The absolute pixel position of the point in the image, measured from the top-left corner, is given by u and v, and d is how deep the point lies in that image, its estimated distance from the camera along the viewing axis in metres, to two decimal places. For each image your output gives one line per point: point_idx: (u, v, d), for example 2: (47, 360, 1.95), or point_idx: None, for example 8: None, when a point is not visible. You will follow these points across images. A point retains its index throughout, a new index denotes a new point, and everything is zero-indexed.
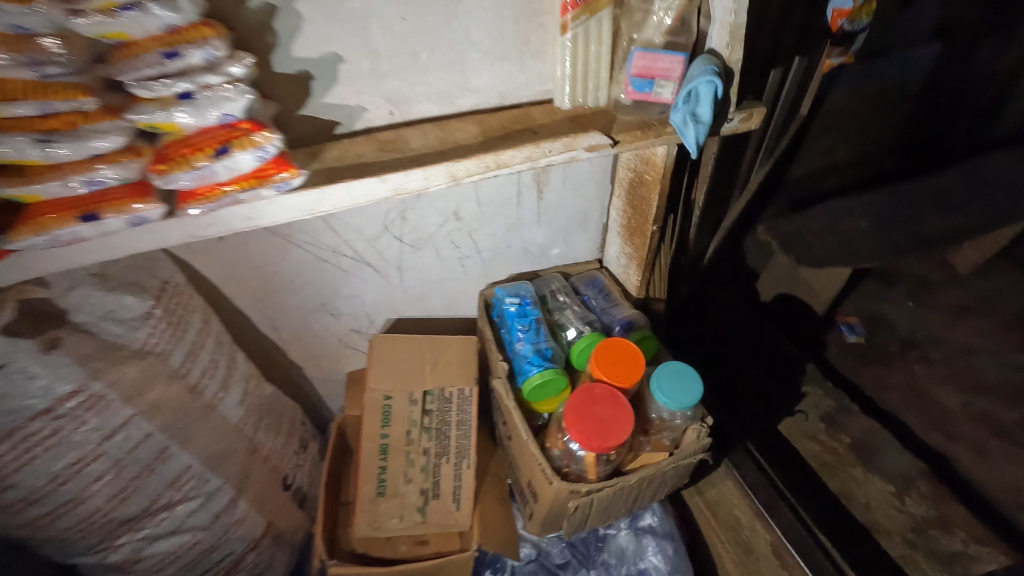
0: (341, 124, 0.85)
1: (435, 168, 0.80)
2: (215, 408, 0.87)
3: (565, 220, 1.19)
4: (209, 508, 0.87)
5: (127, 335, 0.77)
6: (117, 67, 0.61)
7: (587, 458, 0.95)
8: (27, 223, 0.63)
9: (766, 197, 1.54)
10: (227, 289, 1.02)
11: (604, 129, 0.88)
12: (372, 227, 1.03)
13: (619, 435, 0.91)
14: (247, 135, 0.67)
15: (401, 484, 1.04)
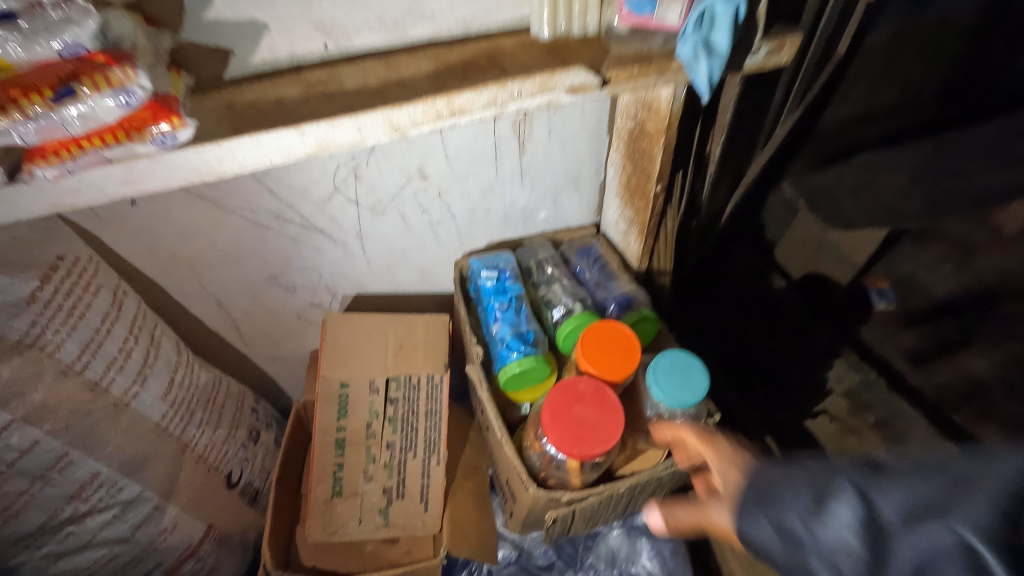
0: (246, 57, 0.66)
1: (369, 117, 0.62)
2: (126, 407, 0.74)
3: (554, 179, 1.01)
4: (127, 518, 0.75)
5: (3, 325, 0.64)
6: None
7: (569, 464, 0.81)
8: None
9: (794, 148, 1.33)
10: (155, 262, 0.88)
11: (591, 63, 0.69)
12: (320, 189, 0.87)
13: (604, 441, 0.77)
14: (100, 72, 0.49)
15: (361, 482, 0.92)
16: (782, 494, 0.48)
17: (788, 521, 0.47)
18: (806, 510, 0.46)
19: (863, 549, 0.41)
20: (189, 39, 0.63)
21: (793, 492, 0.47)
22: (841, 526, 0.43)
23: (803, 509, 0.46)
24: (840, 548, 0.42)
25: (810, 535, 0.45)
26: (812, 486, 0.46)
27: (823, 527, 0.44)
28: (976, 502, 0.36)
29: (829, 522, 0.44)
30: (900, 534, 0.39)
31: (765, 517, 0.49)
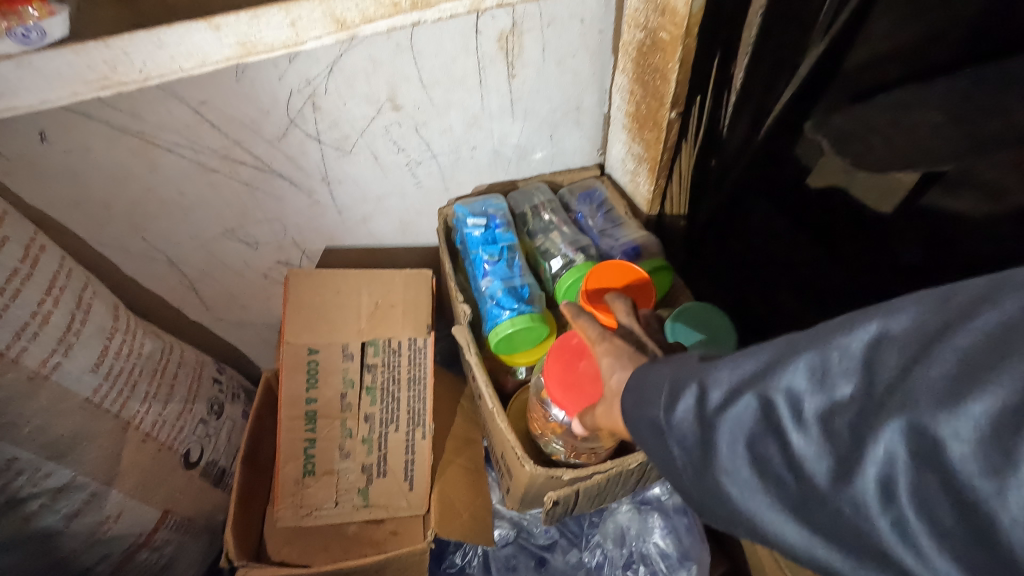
0: None
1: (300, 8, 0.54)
2: (45, 379, 0.63)
3: (550, 108, 0.86)
4: (59, 508, 0.65)
5: None
6: None
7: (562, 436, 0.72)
8: None
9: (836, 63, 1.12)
10: (83, 212, 0.76)
11: None
12: (271, 122, 0.73)
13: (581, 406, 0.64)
14: None
15: (337, 459, 0.82)
16: (633, 402, 0.45)
17: (638, 429, 0.43)
18: (646, 413, 0.42)
19: (687, 437, 0.39)
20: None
21: (641, 393, 0.44)
22: (669, 421, 0.40)
23: (644, 414, 0.43)
24: (671, 442, 0.40)
25: (653, 435, 0.42)
26: (650, 388, 0.43)
27: (659, 428, 0.41)
28: (768, 368, 0.35)
29: (660, 420, 0.41)
30: (709, 412, 0.37)
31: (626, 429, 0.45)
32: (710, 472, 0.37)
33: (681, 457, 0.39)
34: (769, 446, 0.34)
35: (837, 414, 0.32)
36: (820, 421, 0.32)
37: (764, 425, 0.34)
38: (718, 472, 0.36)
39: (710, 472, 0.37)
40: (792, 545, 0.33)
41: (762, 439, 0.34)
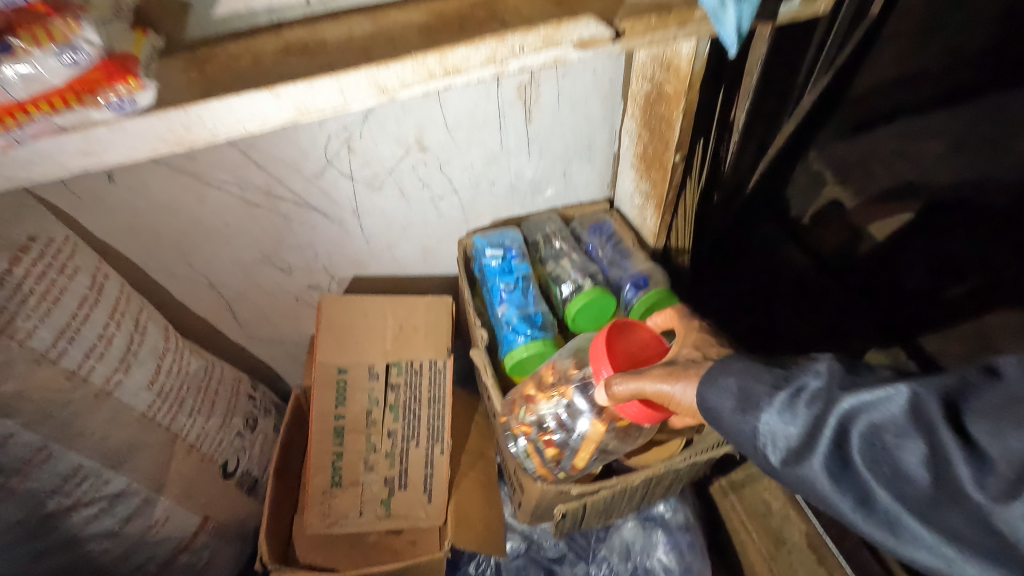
0: (215, 10, 0.60)
1: (351, 79, 0.56)
2: (107, 395, 0.70)
3: (563, 146, 0.93)
4: (115, 512, 0.72)
5: None
6: None
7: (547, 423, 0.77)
8: None
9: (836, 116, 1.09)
10: (135, 241, 0.83)
11: (600, 13, 0.61)
12: (311, 161, 0.81)
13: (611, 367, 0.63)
14: (45, 21, 0.44)
15: (362, 471, 0.88)
16: (720, 384, 0.50)
17: (719, 409, 0.49)
18: (736, 399, 0.48)
19: (787, 421, 0.45)
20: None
21: (725, 376, 0.50)
22: (771, 408, 0.46)
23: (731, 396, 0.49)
24: (765, 426, 0.46)
25: (735, 416, 0.48)
26: (737, 377, 0.49)
27: (746, 409, 0.47)
28: (934, 384, 0.39)
29: (752, 402, 0.47)
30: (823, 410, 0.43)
31: (707, 411, 0.50)
32: (829, 457, 0.42)
33: (764, 437, 0.46)
34: (887, 448, 0.39)
35: (1002, 429, 0.35)
36: (981, 432, 0.36)
37: (886, 430, 0.40)
38: (841, 458, 0.41)
39: (834, 459, 0.41)
40: (916, 537, 0.38)
41: (879, 443, 0.40)
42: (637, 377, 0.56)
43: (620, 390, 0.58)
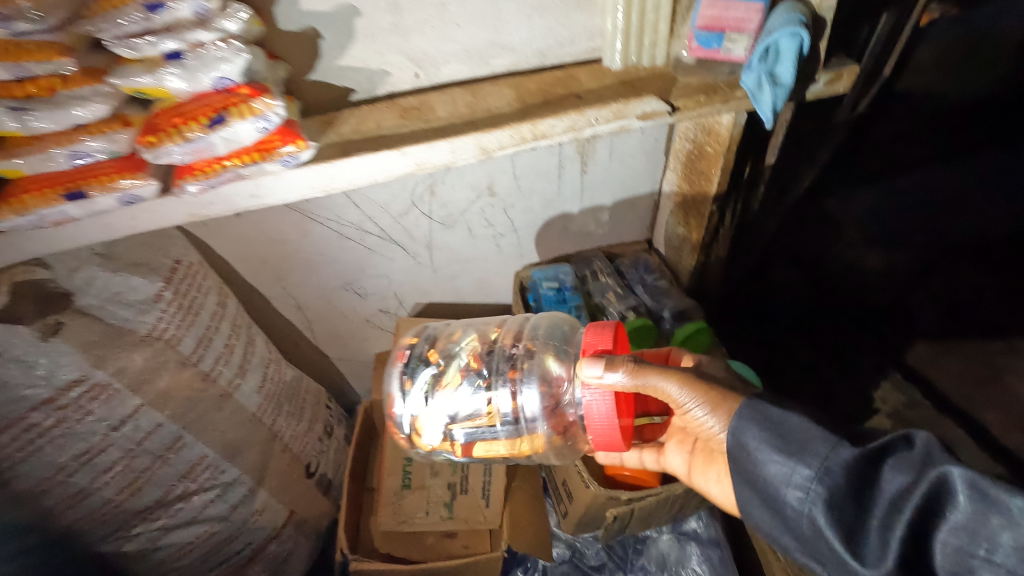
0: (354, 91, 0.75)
1: (461, 141, 0.70)
2: (230, 396, 0.82)
3: (611, 195, 1.06)
4: (226, 499, 0.83)
5: (135, 321, 0.73)
6: (87, 22, 0.52)
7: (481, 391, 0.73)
8: (8, 202, 0.57)
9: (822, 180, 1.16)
10: (244, 267, 0.97)
11: (660, 93, 0.75)
12: (398, 203, 0.95)
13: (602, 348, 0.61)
14: (247, 101, 0.58)
15: (428, 476, 1.00)
16: (772, 426, 0.51)
17: (766, 453, 0.51)
18: (790, 447, 0.49)
19: (850, 483, 0.46)
20: (317, 78, 0.73)
21: (777, 428, 0.51)
22: (833, 465, 0.47)
23: (784, 443, 0.50)
24: (822, 484, 0.47)
25: (785, 464, 0.49)
26: (796, 423, 0.50)
27: (806, 461, 0.48)
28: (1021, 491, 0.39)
29: (813, 456, 0.48)
30: (905, 485, 0.44)
31: (749, 452, 0.52)
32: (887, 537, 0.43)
33: (817, 494, 0.47)
34: (976, 543, 0.40)
35: None
36: None
37: (980, 526, 0.40)
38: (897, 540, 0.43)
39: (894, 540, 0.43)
40: None
41: (970, 537, 0.40)
42: (649, 373, 0.57)
43: (618, 375, 0.58)
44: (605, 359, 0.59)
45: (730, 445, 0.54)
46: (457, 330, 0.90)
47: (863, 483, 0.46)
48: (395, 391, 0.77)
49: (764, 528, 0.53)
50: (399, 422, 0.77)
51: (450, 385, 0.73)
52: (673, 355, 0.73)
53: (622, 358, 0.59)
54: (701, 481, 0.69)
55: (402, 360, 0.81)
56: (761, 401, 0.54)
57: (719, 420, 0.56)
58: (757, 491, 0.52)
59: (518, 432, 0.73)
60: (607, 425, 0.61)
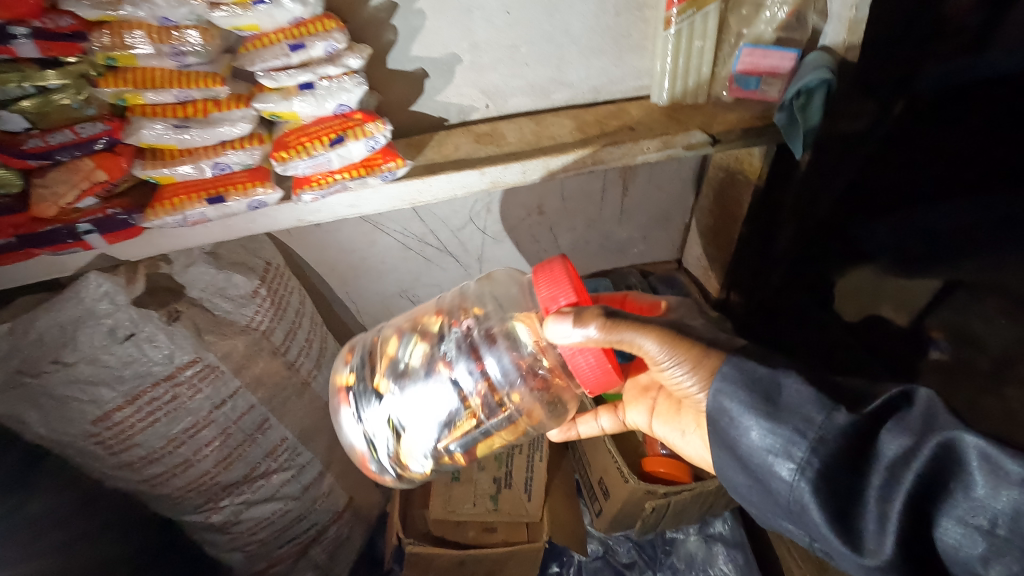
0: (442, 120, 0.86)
1: (533, 163, 0.81)
2: (308, 385, 0.91)
3: (647, 217, 1.17)
4: (300, 479, 0.91)
5: (236, 312, 0.81)
6: (248, 58, 0.64)
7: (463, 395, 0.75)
8: (161, 203, 0.68)
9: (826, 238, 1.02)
10: (317, 271, 1.06)
11: (703, 126, 0.86)
12: (457, 218, 1.05)
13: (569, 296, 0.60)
14: (361, 125, 0.70)
15: (476, 470, 1.08)
16: (763, 393, 0.53)
17: (757, 421, 0.52)
18: (782, 415, 0.51)
19: (844, 450, 0.48)
20: (417, 109, 0.84)
21: (770, 397, 0.53)
22: (827, 434, 0.48)
23: (776, 411, 0.52)
24: (815, 454, 0.49)
25: (776, 433, 0.51)
26: (788, 390, 0.52)
27: (799, 430, 0.50)
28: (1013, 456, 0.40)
29: (806, 424, 0.49)
30: (905, 452, 0.45)
31: (739, 419, 0.53)
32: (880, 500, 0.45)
33: (810, 465, 0.49)
34: (978, 515, 0.41)
35: None
36: None
37: (982, 496, 0.41)
38: (887, 501, 0.45)
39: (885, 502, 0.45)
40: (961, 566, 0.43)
41: (970, 506, 0.41)
42: (622, 327, 0.57)
43: (591, 331, 0.57)
44: (573, 313, 0.58)
45: (714, 409, 0.56)
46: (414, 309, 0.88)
47: (860, 450, 0.48)
48: (355, 435, 0.79)
49: (750, 493, 0.55)
50: (379, 466, 0.80)
51: (418, 382, 0.75)
52: (630, 297, 0.74)
53: (592, 312, 0.58)
54: (659, 429, 0.79)
55: (348, 401, 0.79)
56: (747, 361, 0.55)
57: (696, 377, 0.59)
58: (745, 459, 0.54)
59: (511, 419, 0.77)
60: (596, 373, 0.61)
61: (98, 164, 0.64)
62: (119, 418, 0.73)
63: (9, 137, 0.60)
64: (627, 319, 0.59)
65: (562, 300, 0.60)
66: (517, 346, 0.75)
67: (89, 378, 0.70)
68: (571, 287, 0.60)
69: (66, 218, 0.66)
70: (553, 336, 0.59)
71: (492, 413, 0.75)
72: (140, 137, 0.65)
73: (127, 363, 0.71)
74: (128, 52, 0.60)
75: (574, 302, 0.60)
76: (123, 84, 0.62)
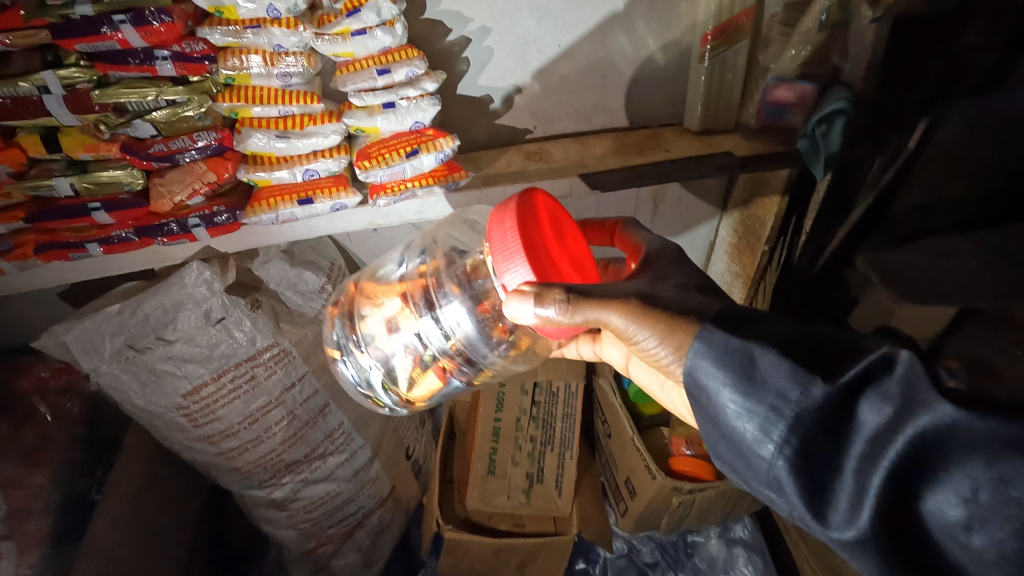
0: (496, 138, 0.96)
1: (577, 180, 0.89)
2: None
3: (675, 232, 1.26)
4: (352, 464, 0.98)
5: (306, 305, 0.90)
6: (341, 80, 0.74)
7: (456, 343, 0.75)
8: (259, 203, 0.78)
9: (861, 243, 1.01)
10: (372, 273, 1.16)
11: (732, 149, 0.94)
12: None
13: (538, 267, 0.57)
14: (432, 139, 0.79)
15: (510, 466, 1.12)
16: (734, 364, 0.45)
17: (726, 396, 0.45)
18: (754, 390, 0.43)
19: (822, 426, 0.40)
20: (477, 128, 0.94)
21: (738, 370, 0.45)
22: (803, 408, 0.41)
23: (747, 384, 0.44)
24: (791, 434, 0.41)
25: (748, 409, 0.44)
26: (761, 362, 0.44)
27: (773, 408, 0.42)
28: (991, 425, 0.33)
29: (780, 399, 0.42)
30: (887, 423, 0.37)
31: (707, 394, 0.46)
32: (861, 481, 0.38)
33: (787, 445, 0.41)
34: (960, 485, 0.34)
35: None
36: None
37: (967, 464, 0.34)
38: (865, 481, 0.37)
39: (865, 482, 0.38)
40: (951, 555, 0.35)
41: (957, 478, 0.34)
42: (584, 307, 0.55)
43: (551, 312, 0.55)
44: (534, 293, 0.55)
45: (690, 385, 0.48)
46: (392, 267, 0.85)
47: (838, 424, 0.40)
48: (354, 381, 0.85)
49: (728, 474, 0.48)
50: (392, 408, 0.89)
51: (394, 330, 0.74)
52: (619, 229, 0.78)
53: (554, 292, 0.55)
54: (637, 372, 0.78)
55: (339, 358, 0.85)
56: (718, 331, 0.47)
57: (669, 348, 0.52)
58: (721, 439, 0.47)
59: (505, 343, 0.77)
60: (564, 332, 0.61)
61: (209, 167, 0.75)
62: (205, 393, 0.82)
63: (139, 143, 0.71)
64: (590, 294, 0.56)
65: (519, 276, 0.57)
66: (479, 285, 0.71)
67: (184, 356, 0.80)
68: (529, 259, 0.56)
69: (178, 214, 0.76)
70: (514, 314, 0.57)
71: (471, 352, 0.77)
72: (246, 145, 0.75)
73: (215, 344, 0.81)
74: (244, 72, 0.70)
75: (533, 278, 0.56)
76: (236, 99, 0.72)
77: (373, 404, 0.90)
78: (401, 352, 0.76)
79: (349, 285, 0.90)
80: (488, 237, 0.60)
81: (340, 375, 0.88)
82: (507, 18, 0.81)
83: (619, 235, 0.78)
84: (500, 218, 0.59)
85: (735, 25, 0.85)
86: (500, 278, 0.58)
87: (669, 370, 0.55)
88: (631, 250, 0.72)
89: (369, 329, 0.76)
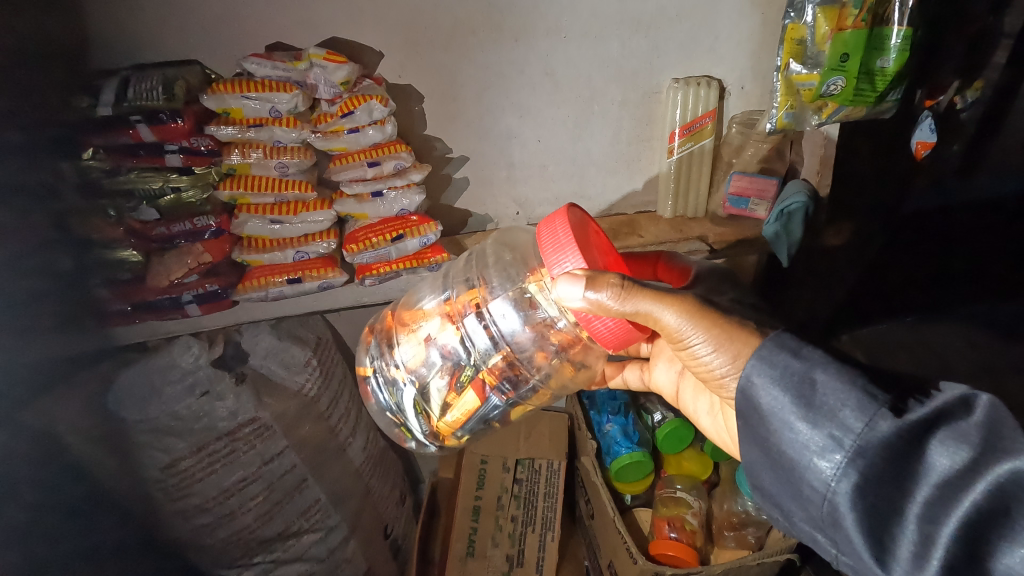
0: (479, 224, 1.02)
1: None
2: (345, 451, 0.98)
3: None
4: (327, 541, 0.96)
5: (290, 378, 0.91)
6: (336, 171, 0.81)
7: (502, 360, 0.70)
8: (251, 282, 0.84)
9: (833, 325, 1.04)
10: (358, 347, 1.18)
11: (703, 235, 0.99)
12: None
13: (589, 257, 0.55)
14: (417, 226, 0.85)
15: (489, 546, 1.09)
16: (794, 389, 0.43)
17: (785, 421, 0.43)
18: (816, 417, 0.42)
19: (887, 463, 0.39)
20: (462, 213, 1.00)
21: (800, 395, 0.43)
22: (869, 442, 0.40)
23: (807, 411, 0.42)
24: (852, 466, 0.40)
25: (807, 436, 0.42)
26: (822, 387, 0.43)
27: (835, 437, 0.41)
28: None
29: (842, 429, 0.40)
30: (959, 467, 0.37)
31: (765, 416, 0.45)
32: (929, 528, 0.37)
33: (846, 477, 0.40)
34: None
35: None
36: None
37: None
38: (935, 528, 0.37)
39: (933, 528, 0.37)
40: None
41: None
42: (638, 296, 0.53)
43: (604, 297, 0.53)
44: (587, 276, 0.53)
45: (742, 403, 0.47)
46: (432, 293, 0.81)
47: (905, 464, 0.39)
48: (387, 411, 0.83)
49: (767, 505, 0.47)
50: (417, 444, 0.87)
51: (443, 341, 0.69)
52: (663, 259, 0.76)
53: (608, 278, 0.53)
54: (686, 402, 0.74)
55: (370, 387, 0.82)
56: (779, 351, 0.45)
57: (724, 357, 0.52)
58: (768, 467, 0.46)
59: (551, 362, 0.72)
60: (614, 334, 0.57)
61: (207, 249, 0.80)
62: (184, 466, 0.84)
63: (143, 226, 0.77)
64: (645, 286, 0.54)
65: (570, 265, 0.55)
66: (539, 305, 0.67)
67: (166, 427, 0.84)
68: (580, 252, 0.55)
69: (172, 290, 0.81)
70: (561, 297, 0.54)
71: (519, 366, 0.71)
72: (242, 229, 0.82)
73: (198, 416, 0.84)
74: (245, 162, 0.77)
75: (585, 266, 0.54)
76: (236, 187, 0.78)
77: (402, 436, 0.87)
78: (438, 365, 0.70)
79: (384, 313, 0.88)
80: (535, 238, 0.59)
81: (370, 396, 0.84)
82: (490, 117, 0.89)
83: (663, 267, 0.75)
84: (549, 218, 0.59)
85: (699, 125, 0.94)
86: (549, 271, 0.56)
87: (723, 383, 0.53)
88: (678, 273, 0.74)
89: (406, 350, 0.71)
